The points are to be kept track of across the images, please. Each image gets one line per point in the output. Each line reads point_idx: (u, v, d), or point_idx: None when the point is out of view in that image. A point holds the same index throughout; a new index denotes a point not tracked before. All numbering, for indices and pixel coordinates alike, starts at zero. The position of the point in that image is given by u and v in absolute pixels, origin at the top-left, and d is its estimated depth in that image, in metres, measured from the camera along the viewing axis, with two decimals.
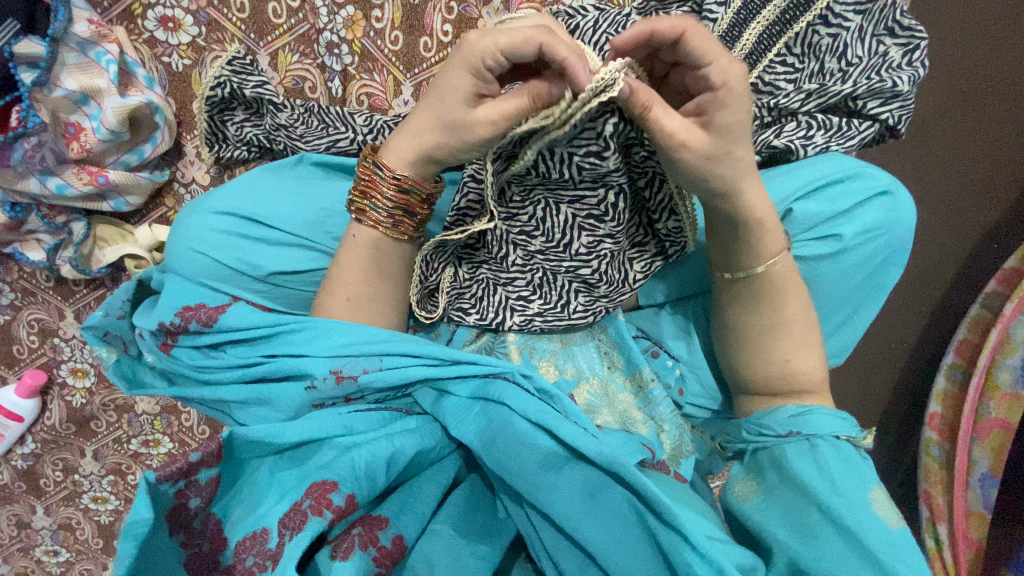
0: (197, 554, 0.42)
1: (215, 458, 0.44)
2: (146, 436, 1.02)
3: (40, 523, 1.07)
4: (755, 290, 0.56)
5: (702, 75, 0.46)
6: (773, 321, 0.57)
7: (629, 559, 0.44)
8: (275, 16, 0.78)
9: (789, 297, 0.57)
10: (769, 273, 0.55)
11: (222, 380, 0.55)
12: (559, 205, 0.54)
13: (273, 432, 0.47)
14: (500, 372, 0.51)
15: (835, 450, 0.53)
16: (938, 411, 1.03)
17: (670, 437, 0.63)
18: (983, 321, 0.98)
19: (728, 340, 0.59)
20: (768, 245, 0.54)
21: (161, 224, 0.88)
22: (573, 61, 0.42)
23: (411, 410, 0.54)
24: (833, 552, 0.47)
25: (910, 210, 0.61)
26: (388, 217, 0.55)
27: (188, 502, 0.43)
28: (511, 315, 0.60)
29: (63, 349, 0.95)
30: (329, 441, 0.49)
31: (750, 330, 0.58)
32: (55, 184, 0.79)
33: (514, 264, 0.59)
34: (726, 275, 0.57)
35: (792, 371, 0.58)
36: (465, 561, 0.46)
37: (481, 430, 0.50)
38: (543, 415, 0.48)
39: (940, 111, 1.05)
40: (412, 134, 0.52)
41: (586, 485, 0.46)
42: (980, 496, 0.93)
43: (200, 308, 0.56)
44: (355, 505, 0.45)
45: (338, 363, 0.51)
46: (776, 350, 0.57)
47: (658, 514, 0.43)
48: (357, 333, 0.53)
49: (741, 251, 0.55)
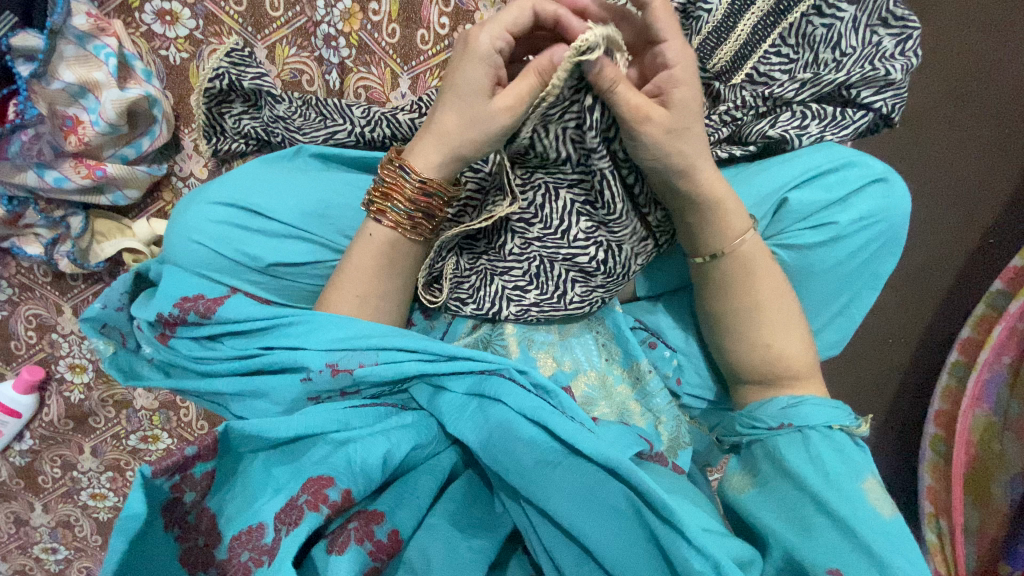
0: (192, 548, 0.42)
1: (210, 452, 0.43)
2: (145, 432, 1.02)
3: (39, 520, 1.06)
4: (727, 273, 0.57)
5: (658, 52, 0.48)
6: (749, 304, 0.57)
7: (627, 555, 0.44)
8: (273, 9, 0.77)
9: (759, 281, 0.57)
10: (737, 253, 0.56)
11: (219, 371, 0.55)
12: (557, 189, 0.55)
13: (268, 427, 0.47)
14: (497, 369, 0.51)
15: (828, 440, 0.53)
16: (943, 408, 1.03)
17: (667, 429, 0.63)
18: (988, 320, 0.98)
19: (712, 326, 0.60)
20: (731, 225, 0.55)
21: (160, 219, 0.89)
22: (564, 11, 0.47)
23: (406, 406, 0.55)
24: (828, 543, 0.47)
25: (904, 198, 0.61)
26: (408, 217, 0.54)
27: (183, 496, 0.42)
28: (506, 305, 0.59)
29: (62, 344, 0.95)
30: (323, 437, 0.49)
31: (725, 317, 0.59)
32: (53, 177, 0.78)
33: (512, 253, 0.59)
34: (698, 259, 0.58)
35: (774, 357, 0.58)
36: (462, 555, 0.46)
37: (481, 429, 0.50)
38: (539, 411, 0.48)
39: (934, 105, 1.05)
40: (436, 135, 0.52)
41: (585, 480, 0.46)
42: (1008, 493, 0.90)
43: (198, 299, 0.56)
44: (351, 500, 0.45)
45: (336, 357, 0.51)
46: (755, 336, 0.58)
47: (657, 510, 0.43)
48: (354, 326, 0.52)
49: (706, 233, 0.55)
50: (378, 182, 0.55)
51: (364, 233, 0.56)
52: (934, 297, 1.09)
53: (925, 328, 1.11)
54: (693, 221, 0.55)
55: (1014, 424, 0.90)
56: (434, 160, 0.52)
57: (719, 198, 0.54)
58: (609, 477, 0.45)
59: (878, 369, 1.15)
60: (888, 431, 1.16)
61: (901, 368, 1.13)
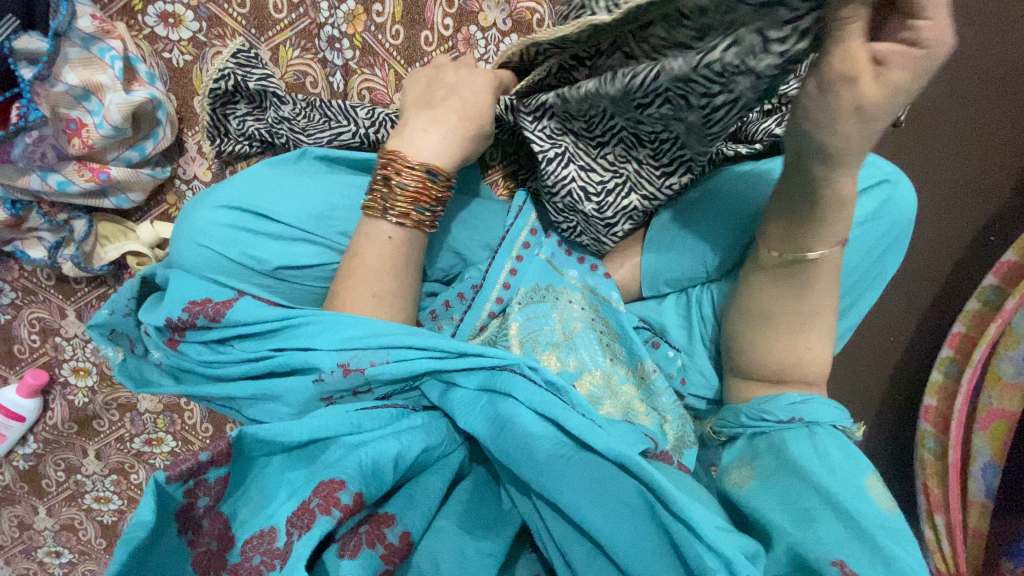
0: (206, 552, 0.42)
1: (225, 456, 0.44)
2: (150, 435, 1.01)
3: (42, 524, 1.06)
4: (802, 275, 0.53)
5: (909, 27, 0.37)
6: (802, 311, 0.55)
7: (638, 554, 0.43)
8: (277, 11, 0.78)
9: (828, 290, 0.55)
10: (821, 263, 0.52)
11: (229, 376, 0.55)
12: (664, 87, 0.46)
13: (281, 432, 0.47)
14: (507, 364, 0.51)
15: (835, 438, 0.54)
16: (933, 404, 1.01)
17: (673, 428, 0.63)
18: (980, 315, 0.96)
19: (773, 326, 0.57)
20: (831, 233, 0.50)
21: (163, 221, 0.88)
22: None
23: (417, 405, 0.55)
24: (835, 538, 0.47)
25: (909, 197, 0.62)
26: (431, 217, 0.56)
27: (196, 501, 0.43)
28: (546, 117, 0.57)
29: (65, 348, 0.95)
30: (336, 440, 0.49)
31: (781, 317, 0.56)
32: (56, 180, 0.79)
33: (578, 96, 0.52)
34: (773, 251, 0.53)
35: (808, 359, 0.57)
36: (471, 558, 0.46)
37: (491, 424, 0.50)
38: (551, 407, 0.48)
39: (935, 102, 1.04)
40: (448, 133, 0.57)
41: (597, 475, 0.46)
42: (980, 484, 0.91)
43: (207, 302, 0.55)
44: (362, 504, 0.45)
45: (346, 356, 0.51)
46: (800, 337, 0.57)
47: (668, 505, 0.43)
48: (365, 325, 0.52)
49: (809, 232, 0.50)
50: (401, 187, 0.55)
51: (380, 236, 0.55)
52: (927, 292, 1.08)
53: (919, 322, 1.10)
54: (802, 210, 0.49)
55: (986, 417, 0.91)
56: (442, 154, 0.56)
57: (843, 200, 0.47)
58: (621, 473, 0.45)
59: (881, 367, 1.13)
60: (887, 432, 1.15)
61: (897, 366, 1.12)
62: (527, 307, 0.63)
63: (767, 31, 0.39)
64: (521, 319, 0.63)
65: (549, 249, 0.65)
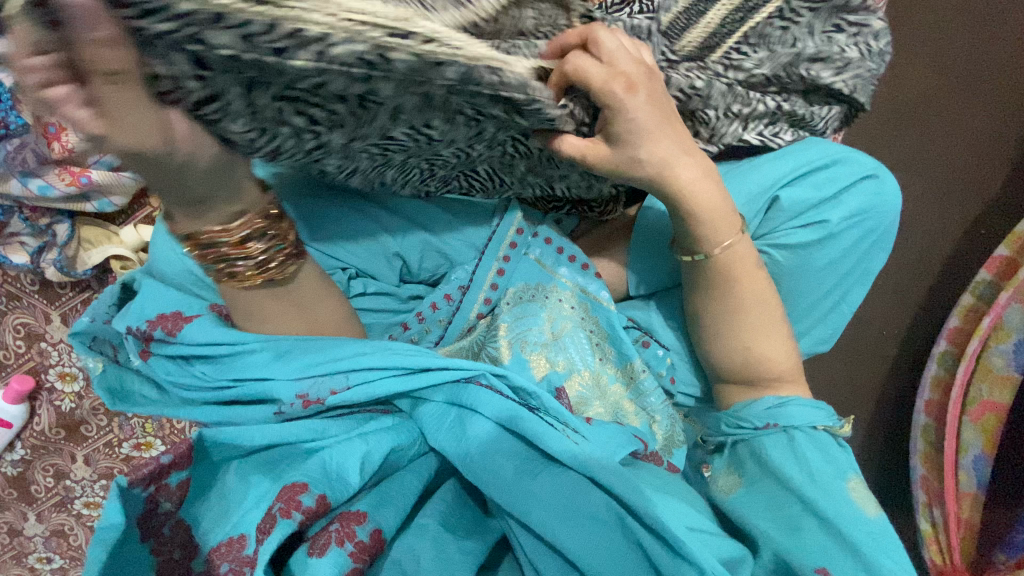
0: (168, 560, 0.43)
1: (185, 459, 0.45)
2: (139, 440, 1.01)
3: (32, 530, 1.03)
4: (708, 274, 0.57)
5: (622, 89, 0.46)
6: (727, 307, 0.58)
7: (604, 561, 0.44)
8: None
9: (740, 286, 0.57)
10: (720, 263, 0.56)
11: (197, 399, 0.53)
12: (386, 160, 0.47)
13: (241, 434, 0.48)
14: (473, 376, 0.50)
15: (812, 440, 0.54)
16: (933, 397, 0.99)
17: (662, 428, 0.64)
18: (976, 308, 0.95)
19: (701, 329, 0.61)
20: (723, 227, 0.55)
21: (147, 224, 0.88)
22: None
23: (388, 411, 0.53)
24: (816, 543, 0.48)
25: (895, 193, 0.62)
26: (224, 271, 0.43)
27: (159, 506, 0.44)
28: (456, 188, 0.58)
29: (51, 353, 0.96)
30: (297, 447, 0.49)
31: (706, 318, 0.60)
32: (38, 185, 0.78)
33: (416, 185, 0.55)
34: (688, 258, 0.58)
35: (756, 359, 0.59)
36: (450, 556, 0.45)
37: (458, 441, 0.49)
38: (518, 420, 0.48)
39: (927, 95, 1.02)
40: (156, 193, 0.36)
41: (566, 492, 0.46)
42: (972, 476, 0.90)
43: (170, 316, 0.55)
44: (326, 505, 0.45)
45: (305, 387, 0.49)
46: (735, 339, 0.59)
47: (638, 515, 0.44)
48: (323, 350, 0.50)
49: (690, 238, 0.56)
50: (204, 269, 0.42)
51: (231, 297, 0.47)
52: (922, 285, 1.07)
53: (917, 312, 1.09)
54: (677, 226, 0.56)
55: (973, 408, 0.91)
56: (216, 219, 0.39)
57: (710, 202, 0.54)
58: (592, 486, 0.46)
59: (874, 360, 1.12)
60: (879, 426, 1.14)
61: (893, 358, 1.11)
62: (516, 308, 0.63)
63: (210, 83, 0.30)
64: (510, 319, 0.62)
65: (538, 249, 0.64)
